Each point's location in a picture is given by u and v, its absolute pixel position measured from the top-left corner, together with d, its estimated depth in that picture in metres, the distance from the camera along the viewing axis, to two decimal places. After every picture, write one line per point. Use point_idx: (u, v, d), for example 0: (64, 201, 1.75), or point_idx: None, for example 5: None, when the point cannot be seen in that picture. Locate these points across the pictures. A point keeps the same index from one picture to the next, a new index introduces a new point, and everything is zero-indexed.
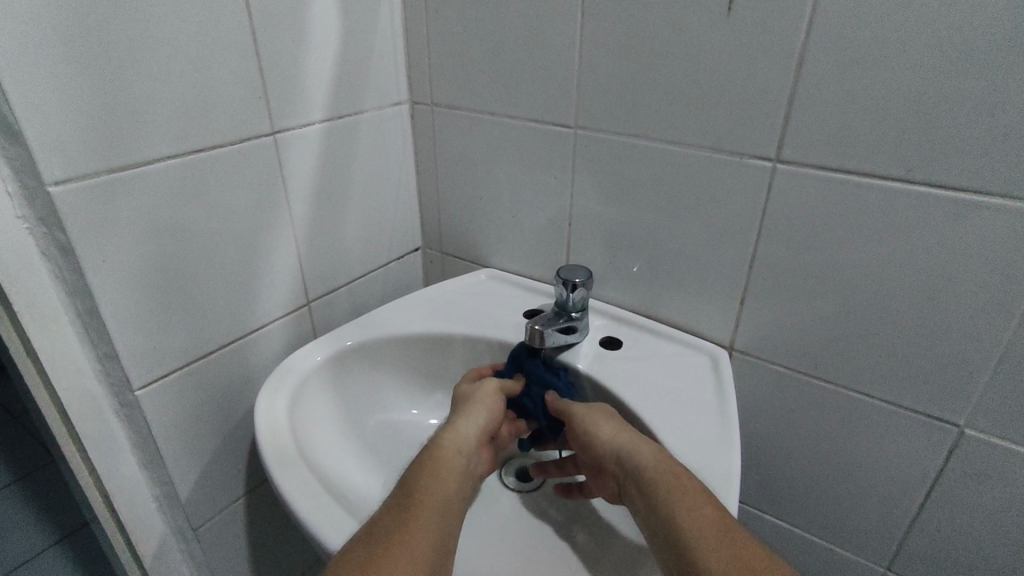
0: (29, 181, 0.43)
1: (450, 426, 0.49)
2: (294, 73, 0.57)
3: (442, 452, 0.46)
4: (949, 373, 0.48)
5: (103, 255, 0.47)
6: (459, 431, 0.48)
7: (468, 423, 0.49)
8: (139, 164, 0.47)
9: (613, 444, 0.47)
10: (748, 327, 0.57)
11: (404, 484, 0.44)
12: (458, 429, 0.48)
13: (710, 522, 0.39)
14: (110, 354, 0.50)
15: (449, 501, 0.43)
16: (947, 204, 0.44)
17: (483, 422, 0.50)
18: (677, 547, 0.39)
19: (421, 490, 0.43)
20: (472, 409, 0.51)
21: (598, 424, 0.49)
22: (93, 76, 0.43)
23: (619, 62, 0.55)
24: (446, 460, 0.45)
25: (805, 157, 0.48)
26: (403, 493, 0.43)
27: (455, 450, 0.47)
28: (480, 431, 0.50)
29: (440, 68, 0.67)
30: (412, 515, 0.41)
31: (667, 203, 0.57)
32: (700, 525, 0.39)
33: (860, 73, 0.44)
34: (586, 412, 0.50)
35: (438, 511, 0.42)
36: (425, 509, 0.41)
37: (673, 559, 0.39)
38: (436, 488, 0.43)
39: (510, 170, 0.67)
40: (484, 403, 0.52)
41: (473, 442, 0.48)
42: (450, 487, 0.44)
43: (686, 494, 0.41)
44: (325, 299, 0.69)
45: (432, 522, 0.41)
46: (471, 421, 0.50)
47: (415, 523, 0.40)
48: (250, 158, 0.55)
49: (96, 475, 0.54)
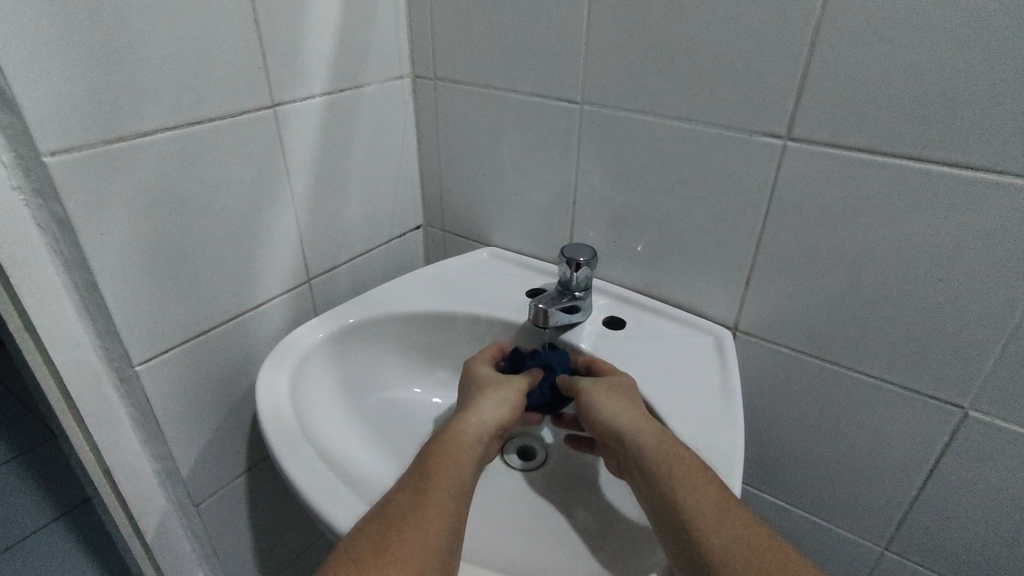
0: (23, 152, 0.42)
1: (472, 410, 0.48)
2: (294, 44, 0.56)
3: (460, 436, 0.45)
4: (956, 356, 0.48)
5: (101, 228, 0.46)
6: (482, 418, 0.47)
7: (490, 406, 0.49)
8: (139, 136, 0.46)
9: (615, 422, 0.47)
10: (753, 308, 0.57)
11: (418, 466, 0.43)
12: (481, 415, 0.47)
13: (711, 501, 0.39)
14: (109, 330, 0.50)
15: (462, 484, 0.43)
16: (961, 184, 0.43)
17: (506, 411, 0.49)
18: (678, 527, 0.39)
19: (435, 472, 0.42)
20: (495, 395, 0.50)
21: (598, 400, 0.49)
22: (88, 42, 0.42)
23: (628, 34, 0.53)
24: (466, 446, 0.45)
25: (816, 135, 0.47)
26: (415, 476, 0.42)
27: (476, 437, 0.46)
28: (502, 420, 0.49)
29: (443, 41, 0.65)
30: (426, 499, 0.41)
31: (674, 182, 0.56)
32: (702, 506, 0.39)
33: (877, 47, 0.43)
34: (593, 389, 0.50)
35: (451, 495, 0.41)
36: (438, 493, 0.41)
37: (674, 539, 0.39)
38: (449, 471, 0.43)
39: (514, 148, 0.66)
40: (508, 390, 0.50)
41: (493, 431, 0.48)
42: (465, 471, 0.43)
43: (688, 474, 0.41)
44: (326, 277, 0.68)
45: (445, 505, 0.41)
46: (495, 408, 0.49)
47: (429, 506, 0.40)
48: (251, 132, 0.54)
49: (96, 451, 0.53)
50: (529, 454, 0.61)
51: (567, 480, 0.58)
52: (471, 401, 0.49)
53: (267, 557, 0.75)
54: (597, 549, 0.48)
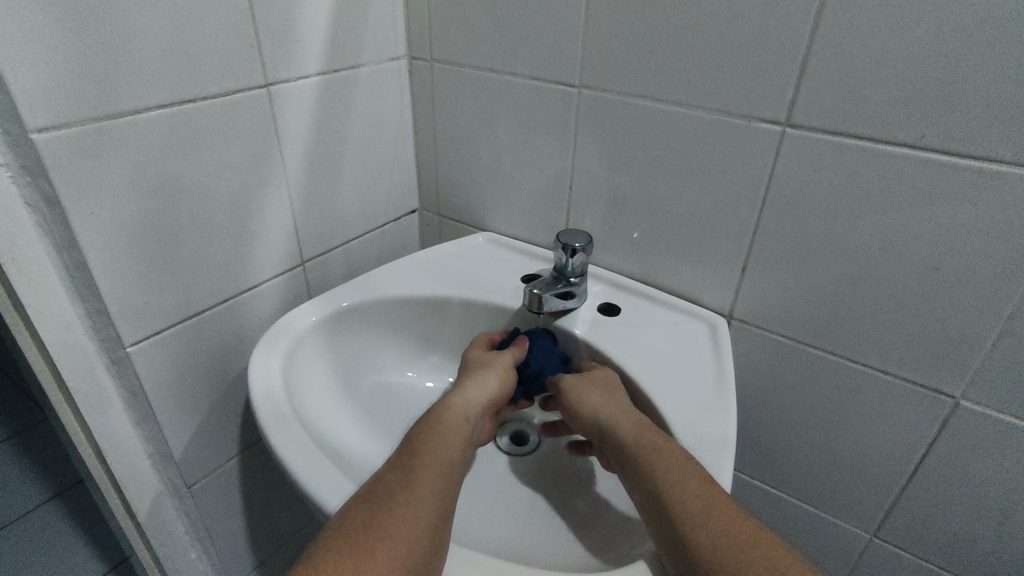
0: (12, 130, 0.41)
1: (461, 390, 0.48)
2: (288, 21, 0.54)
3: (449, 415, 0.46)
4: (949, 345, 0.48)
5: (91, 208, 0.45)
6: (472, 400, 0.47)
7: (481, 388, 0.49)
8: (127, 113, 0.45)
9: (600, 416, 0.47)
10: (748, 296, 0.57)
11: (408, 445, 0.43)
12: (469, 394, 0.48)
13: (695, 494, 0.39)
14: (100, 311, 0.49)
15: (452, 465, 0.43)
16: (960, 173, 0.43)
17: (496, 388, 0.49)
18: (664, 518, 0.39)
19: (424, 453, 0.42)
20: (485, 375, 0.50)
21: (580, 397, 0.48)
22: (75, 15, 0.40)
23: (628, 17, 0.52)
24: (454, 424, 0.45)
25: (815, 122, 0.47)
26: (406, 455, 0.42)
27: (466, 415, 0.46)
28: (491, 399, 0.49)
29: (439, 22, 0.64)
30: (416, 479, 0.41)
31: (671, 168, 0.56)
32: (686, 498, 0.39)
33: (878, 35, 0.42)
34: (575, 387, 0.50)
35: (441, 475, 0.42)
36: (428, 472, 0.41)
37: (660, 529, 0.39)
38: (439, 451, 0.43)
39: (511, 131, 0.65)
40: (499, 369, 0.51)
41: (481, 410, 0.48)
42: (454, 451, 0.43)
43: (674, 467, 0.41)
44: (321, 260, 0.68)
45: (435, 485, 0.41)
46: (484, 388, 0.49)
47: (420, 486, 0.40)
48: (242, 111, 0.53)
49: (88, 432, 0.53)
50: (521, 439, 0.61)
51: (559, 466, 0.58)
52: (460, 382, 0.50)
53: (261, 539, 0.76)
54: (587, 535, 0.49)
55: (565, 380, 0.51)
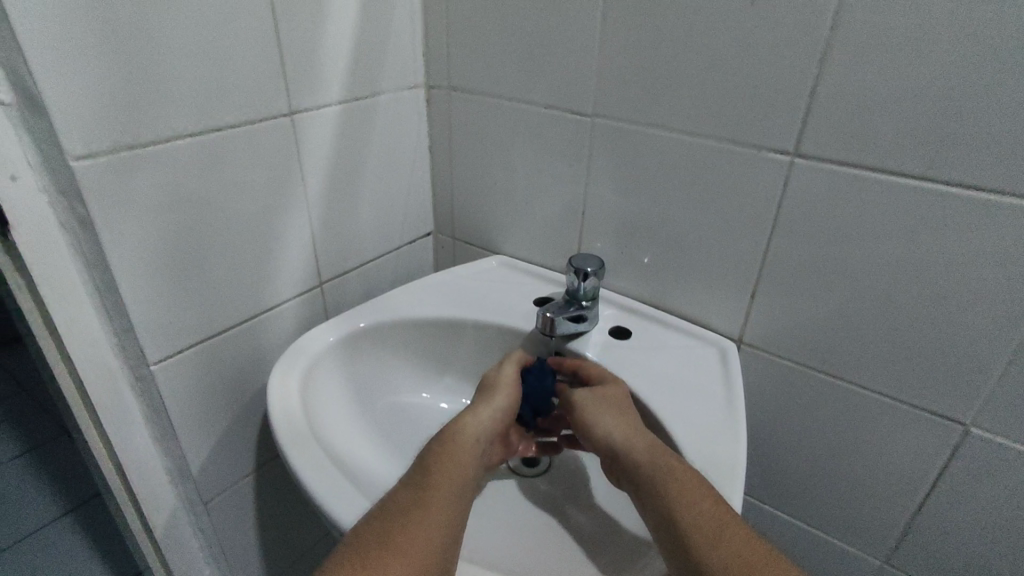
0: (51, 155, 0.43)
1: (474, 409, 0.49)
2: (313, 52, 0.57)
3: (463, 432, 0.47)
4: (958, 372, 0.48)
5: (122, 229, 0.47)
6: (483, 416, 0.49)
7: (492, 407, 0.50)
8: (160, 141, 0.48)
9: (611, 436, 0.47)
10: (758, 321, 0.58)
11: (421, 461, 0.44)
12: (482, 413, 0.49)
13: (709, 517, 0.39)
14: (126, 328, 0.51)
15: (464, 485, 0.43)
16: (966, 203, 0.44)
17: (507, 407, 0.51)
18: (679, 539, 0.40)
19: (438, 472, 0.43)
20: (497, 394, 0.51)
21: (593, 416, 0.49)
22: (116, 49, 0.43)
23: (640, 50, 0.54)
24: (468, 442, 0.46)
25: (823, 152, 0.48)
26: (419, 472, 0.43)
27: (478, 434, 0.47)
28: (502, 419, 0.50)
29: (457, 52, 0.66)
30: (426, 498, 0.41)
31: (682, 195, 0.57)
32: (700, 521, 0.39)
33: (882, 71, 0.44)
34: (587, 401, 0.50)
35: (453, 494, 0.42)
36: (440, 492, 0.42)
37: (675, 551, 0.40)
38: (452, 470, 0.43)
39: (525, 158, 0.67)
40: (510, 390, 0.52)
41: (491, 428, 0.49)
42: (468, 470, 0.44)
43: (685, 490, 0.41)
44: (338, 281, 0.69)
45: (446, 506, 0.41)
46: (496, 407, 0.50)
47: (433, 507, 0.41)
48: (268, 138, 0.56)
49: (110, 447, 0.55)
50: (532, 461, 0.62)
51: (570, 487, 0.58)
52: (474, 400, 0.51)
53: (273, 557, 0.76)
54: (597, 557, 0.49)
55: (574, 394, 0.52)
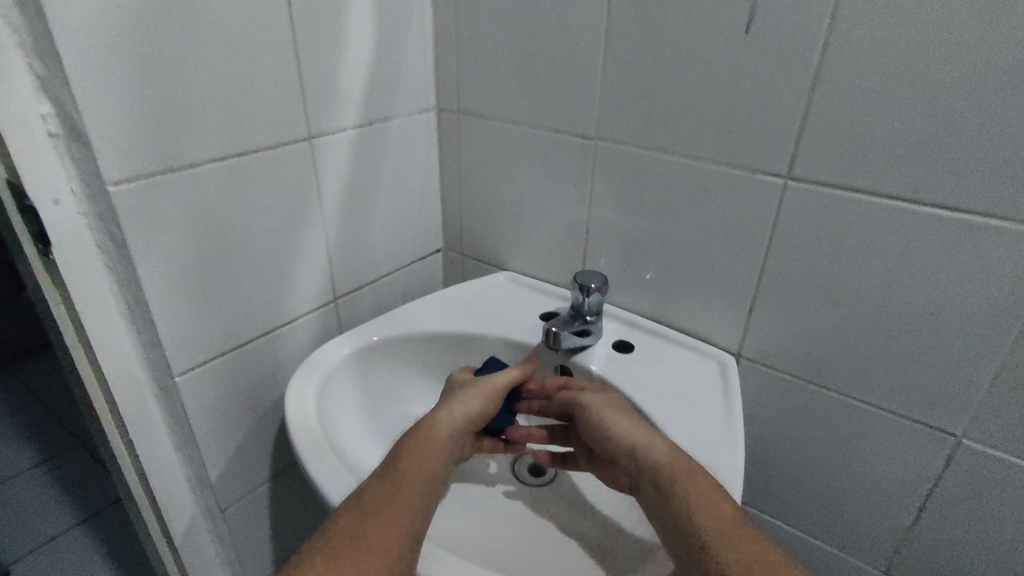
0: (90, 180, 0.46)
1: (447, 406, 0.50)
2: (330, 80, 0.60)
3: (435, 430, 0.48)
4: (949, 385, 0.50)
5: (153, 248, 0.50)
6: (456, 415, 0.50)
7: (466, 406, 0.51)
8: (189, 165, 0.51)
9: (619, 434, 0.48)
10: (757, 335, 0.60)
11: (392, 457, 0.46)
12: (456, 412, 0.50)
13: (723, 514, 0.42)
14: (153, 342, 0.54)
15: (431, 483, 0.45)
16: (951, 224, 0.46)
17: (481, 405, 0.52)
18: (692, 535, 0.41)
19: (408, 467, 0.45)
20: (470, 392, 0.52)
21: (599, 418, 0.50)
22: (151, 82, 0.46)
23: (641, 77, 0.57)
24: (439, 441, 0.47)
25: (815, 175, 0.51)
26: (390, 467, 0.45)
27: (449, 430, 0.49)
28: (476, 418, 0.51)
29: (467, 78, 0.70)
30: (396, 493, 0.43)
31: (682, 215, 0.60)
32: (714, 518, 0.41)
33: (869, 100, 0.46)
34: (591, 403, 0.51)
35: (421, 491, 0.44)
36: (409, 488, 0.44)
37: (687, 546, 0.41)
38: (420, 468, 0.45)
39: (531, 178, 0.70)
40: (484, 389, 0.53)
41: (464, 426, 0.50)
42: (436, 468, 0.46)
43: (700, 488, 0.43)
44: (351, 296, 0.72)
45: (415, 501, 0.43)
46: (470, 405, 0.51)
47: (397, 501, 0.43)
48: (288, 161, 0.59)
49: (135, 455, 0.57)
50: (538, 471, 0.64)
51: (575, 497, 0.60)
52: (447, 397, 0.52)
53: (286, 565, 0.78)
54: (601, 563, 0.51)
55: (576, 395, 0.52)
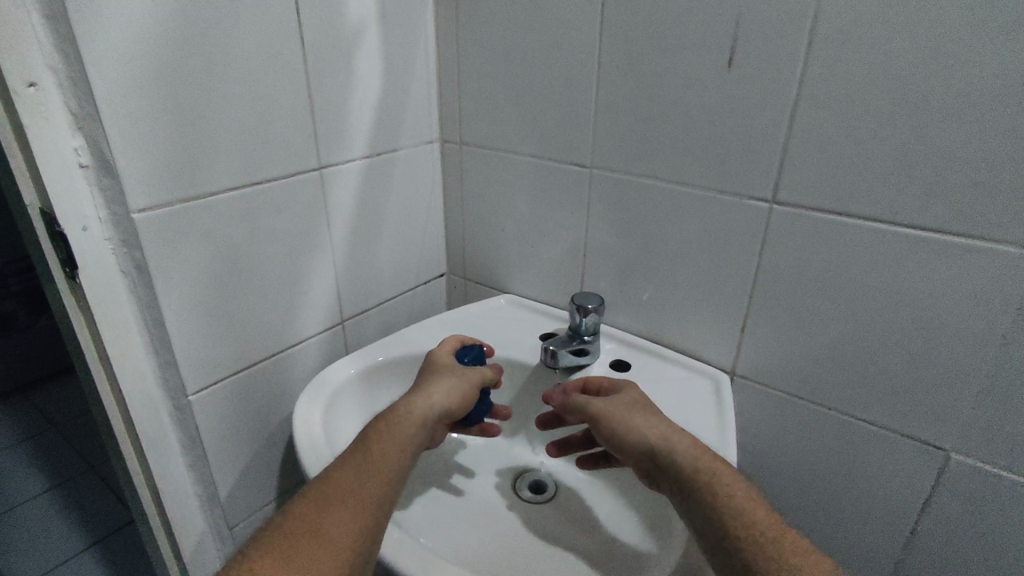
0: (117, 210, 0.50)
1: (423, 394, 0.52)
2: (340, 114, 0.64)
3: (407, 416, 0.49)
4: (935, 400, 0.52)
5: (172, 272, 0.53)
6: (431, 402, 0.51)
7: (441, 395, 0.52)
8: (208, 194, 0.54)
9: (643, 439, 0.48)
10: (749, 353, 0.61)
11: (361, 440, 0.47)
12: (431, 400, 0.51)
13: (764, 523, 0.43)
14: (169, 362, 0.56)
15: (398, 468, 0.46)
16: (927, 244, 0.48)
17: (456, 395, 0.53)
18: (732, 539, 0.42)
19: (375, 451, 0.46)
20: (446, 382, 0.53)
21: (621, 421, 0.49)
22: (174, 117, 0.50)
23: (633, 109, 0.60)
24: (410, 426, 0.49)
25: (798, 198, 0.53)
26: (360, 452, 0.46)
27: (422, 418, 0.50)
28: (450, 408, 0.52)
29: (469, 111, 0.73)
30: (360, 479, 0.44)
31: (674, 238, 0.62)
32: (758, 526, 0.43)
33: (845, 127, 0.49)
34: (613, 408, 0.51)
35: (386, 476, 0.45)
36: (374, 473, 0.45)
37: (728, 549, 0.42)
38: (388, 452, 0.46)
39: (531, 204, 0.73)
40: (460, 380, 0.54)
41: (438, 415, 0.51)
42: (404, 453, 0.47)
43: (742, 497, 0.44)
44: (358, 319, 0.75)
45: (378, 486, 0.44)
46: (445, 394, 0.52)
47: (362, 483, 0.44)
48: (299, 190, 0.62)
49: (149, 472, 0.59)
50: (539, 488, 0.65)
51: (575, 513, 0.61)
52: (424, 384, 0.53)
53: None
54: None
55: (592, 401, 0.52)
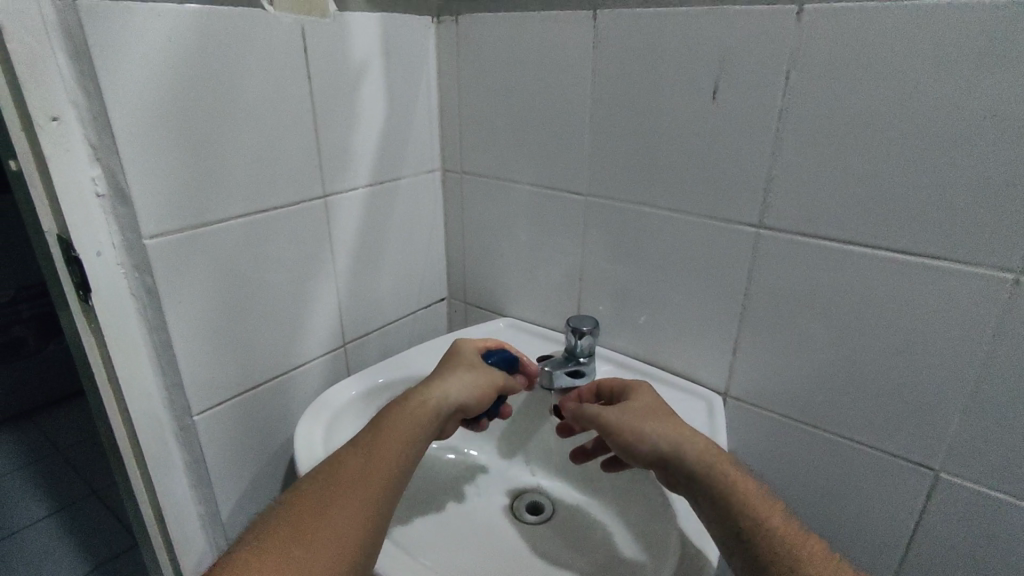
0: (130, 236, 0.52)
1: (439, 385, 0.53)
2: (345, 145, 0.67)
3: (421, 408, 0.51)
4: (922, 420, 0.53)
5: (180, 295, 0.55)
6: (446, 396, 0.53)
7: (457, 389, 0.54)
8: (217, 220, 0.56)
9: (658, 449, 0.46)
10: (741, 375, 0.63)
11: (374, 428, 0.49)
12: (447, 392, 0.53)
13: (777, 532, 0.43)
14: (176, 383, 0.58)
15: (406, 459, 0.47)
16: (908, 267, 0.50)
17: (471, 392, 0.55)
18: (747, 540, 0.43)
19: (386, 441, 0.47)
20: (462, 376, 0.55)
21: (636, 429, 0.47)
22: (189, 149, 0.52)
23: (625, 139, 0.63)
24: (423, 417, 0.50)
25: (784, 224, 0.55)
26: (370, 442, 0.47)
27: (435, 408, 0.51)
28: (463, 402, 0.54)
29: (469, 141, 0.76)
30: (369, 469, 0.45)
31: (666, 262, 0.64)
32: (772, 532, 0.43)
33: (826, 156, 0.51)
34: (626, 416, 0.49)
35: (393, 469, 0.46)
36: (383, 463, 0.46)
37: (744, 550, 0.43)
38: (397, 443, 0.47)
39: (528, 230, 0.75)
40: (479, 376, 0.56)
41: (451, 409, 0.53)
42: (413, 446, 0.48)
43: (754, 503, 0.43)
44: (359, 342, 0.76)
45: (385, 479, 0.45)
46: (460, 389, 0.54)
47: (371, 472, 0.45)
48: (305, 216, 0.65)
49: (153, 492, 0.60)
50: (536, 508, 0.66)
51: (572, 534, 0.62)
52: (443, 376, 0.55)
53: None
54: None
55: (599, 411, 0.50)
